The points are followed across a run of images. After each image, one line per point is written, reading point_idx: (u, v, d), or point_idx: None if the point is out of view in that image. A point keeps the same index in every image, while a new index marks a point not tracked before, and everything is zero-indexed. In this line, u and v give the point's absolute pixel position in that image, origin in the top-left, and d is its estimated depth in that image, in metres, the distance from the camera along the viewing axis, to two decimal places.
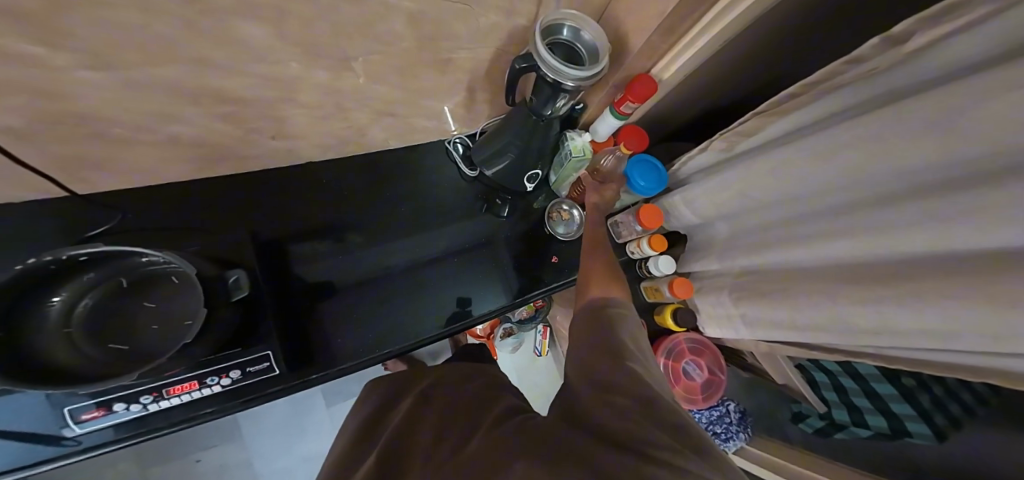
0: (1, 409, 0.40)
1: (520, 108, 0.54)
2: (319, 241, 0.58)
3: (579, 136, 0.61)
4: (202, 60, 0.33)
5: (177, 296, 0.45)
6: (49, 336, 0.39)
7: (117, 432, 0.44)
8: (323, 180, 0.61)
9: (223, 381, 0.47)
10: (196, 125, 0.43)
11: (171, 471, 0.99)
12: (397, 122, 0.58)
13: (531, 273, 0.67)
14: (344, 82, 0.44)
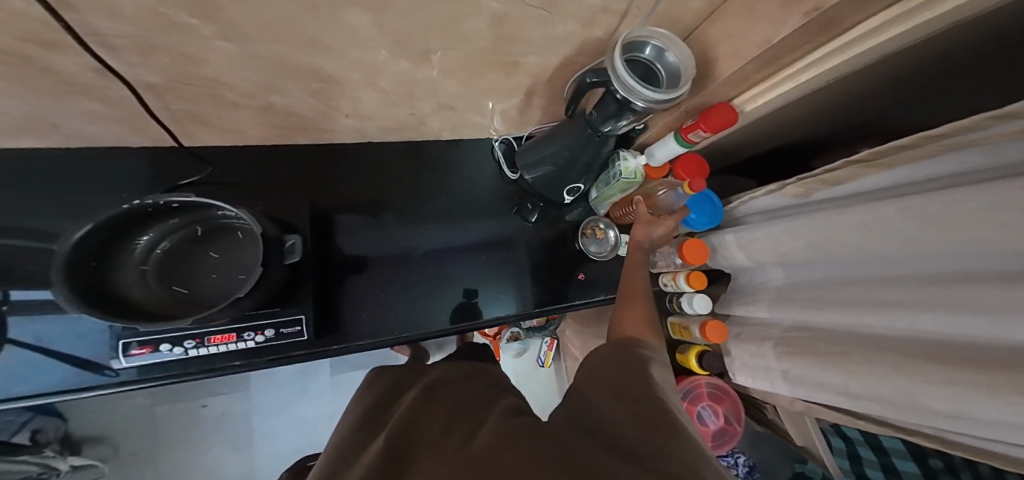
0: (71, 331, 0.45)
1: (577, 121, 0.54)
2: (360, 216, 0.61)
3: (634, 158, 0.60)
4: (305, 41, 0.35)
5: (241, 250, 0.49)
6: (129, 270, 0.44)
7: (157, 371, 0.46)
8: (374, 160, 0.64)
9: (258, 337, 0.48)
10: (284, 97, 0.46)
11: (180, 412, 1.05)
12: (456, 116, 0.60)
13: (555, 284, 0.67)
14: (419, 75, 0.46)
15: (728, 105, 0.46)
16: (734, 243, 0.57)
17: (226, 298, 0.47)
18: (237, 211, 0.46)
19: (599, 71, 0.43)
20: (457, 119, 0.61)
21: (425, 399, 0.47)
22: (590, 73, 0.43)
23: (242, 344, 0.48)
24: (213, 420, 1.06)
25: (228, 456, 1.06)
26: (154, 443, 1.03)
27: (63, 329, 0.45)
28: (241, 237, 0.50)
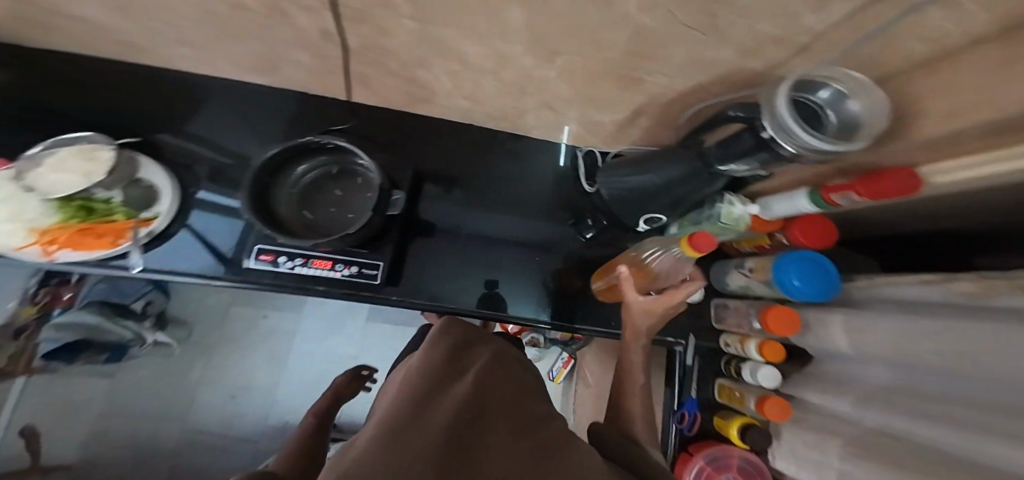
0: (229, 230, 0.61)
1: (691, 153, 0.51)
2: (442, 188, 0.69)
3: (740, 205, 0.57)
4: (457, 21, 0.40)
5: (357, 192, 0.60)
6: (283, 189, 0.58)
7: (269, 277, 0.59)
8: (469, 143, 0.72)
9: (346, 269, 0.60)
10: (420, 66, 0.52)
11: (243, 318, 1.17)
12: (558, 116, 0.62)
13: (598, 304, 0.68)
14: (540, 73, 0.48)
15: (913, 173, 0.34)
16: (837, 325, 0.50)
17: (337, 229, 0.58)
18: (371, 162, 0.57)
19: (747, 108, 0.39)
20: (552, 120, 0.64)
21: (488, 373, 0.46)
22: (736, 107, 0.40)
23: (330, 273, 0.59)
24: (265, 330, 1.17)
25: (269, 370, 1.15)
26: (213, 339, 1.15)
27: (226, 226, 0.62)
28: (361, 184, 0.60)
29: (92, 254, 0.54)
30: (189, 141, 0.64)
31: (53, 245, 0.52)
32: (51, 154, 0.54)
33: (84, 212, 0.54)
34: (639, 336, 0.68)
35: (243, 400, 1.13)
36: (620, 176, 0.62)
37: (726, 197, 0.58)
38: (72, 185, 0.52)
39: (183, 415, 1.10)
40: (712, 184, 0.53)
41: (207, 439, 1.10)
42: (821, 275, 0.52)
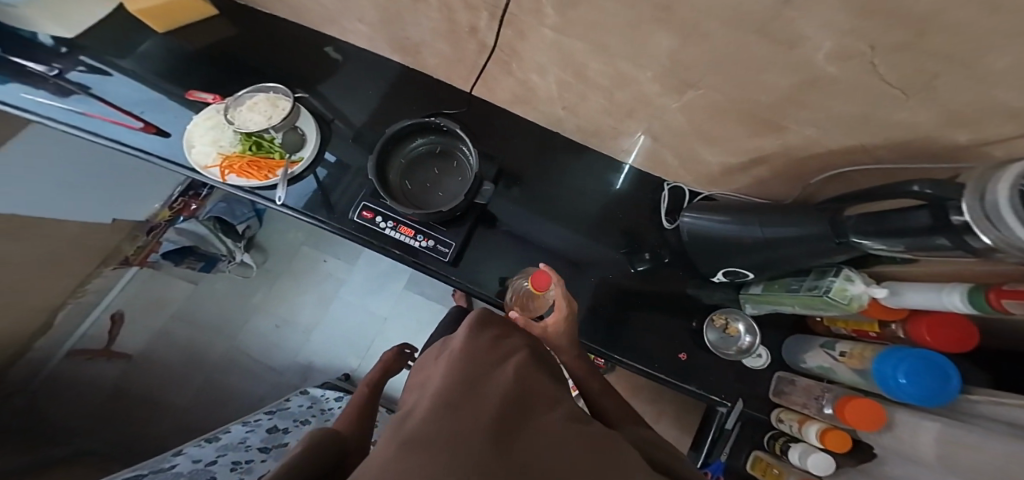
0: (336, 184, 0.67)
1: (826, 223, 0.45)
2: (522, 197, 0.74)
3: (858, 283, 0.53)
4: (592, 35, 0.41)
5: (452, 175, 0.63)
6: (393, 156, 0.62)
7: (360, 232, 0.65)
8: (555, 158, 0.75)
9: (422, 241, 0.63)
10: (537, 72, 0.53)
11: (306, 260, 1.24)
12: (658, 147, 0.61)
13: (644, 339, 0.71)
14: (656, 102, 0.48)
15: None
16: (929, 432, 0.45)
17: (426, 204, 0.61)
18: (475, 150, 0.61)
19: (931, 182, 0.30)
20: (649, 150, 0.63)
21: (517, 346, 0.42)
22: (924, 181, 0.31)
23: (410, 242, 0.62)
24: (320, 274, 1.23)
25: (313, 310, 1.21)
26: (279, 270, 1.24)
27: (333, 179, 0.67)
28: (455, 167, 0.63)
29: (247, 181, 0.64)
30: (319, 102, 0.72)
31: (228, 168, 0.64)
32: (250, 98, 0.67)
33: (257, 147, 0.66)
34: (690, 391, 0.68)
35: (286, 332, 1.20)
36: (716, 224, 0.60)
37: (842, 272, 0.54)
38: (253, 123, 0.64)
39: (234, 333, 1.20)
40: (817, 260, 0.49)
41: (246, 361, 1.18)
42: (934, 378, 0.45)
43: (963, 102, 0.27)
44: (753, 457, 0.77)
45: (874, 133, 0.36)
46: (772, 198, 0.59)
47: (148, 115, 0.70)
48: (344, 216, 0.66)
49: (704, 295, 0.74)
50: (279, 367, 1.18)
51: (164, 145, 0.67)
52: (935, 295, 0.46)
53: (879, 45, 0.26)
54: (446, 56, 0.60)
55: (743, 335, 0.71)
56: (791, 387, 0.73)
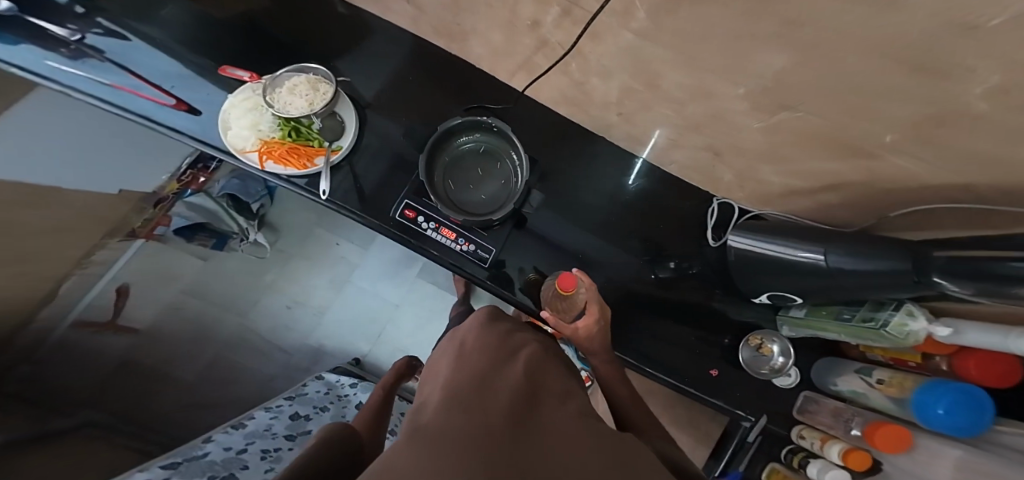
0: (381, 180, 0.66)
1: (908, 257, 0.42)
2: (565, 207, 0.75)
3: (921, 325, 0.52)
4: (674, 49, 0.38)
5: (495, 181, 0.60)
6: (436, 156, 0.60)
7: (401, 231, 0.65)
8: (599, 169, 0.76)
9: (462, 245, 0.62)
10: (596, 80, 0.50)
11: (319, 241, 1.20)
12: (713, 163, 0.58)
13: (673, 351, 0.74)
14: (728, 119, 0.45)
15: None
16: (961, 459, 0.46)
17: (468, 209, 0.59)
18: (527, 156, 0.62)
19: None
20: (700, 164, 0.60)
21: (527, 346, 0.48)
22: None
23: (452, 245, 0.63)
24: (332, 256, 1.20)
25: (324, 291, 1.19)
26: (290, 251, 1.20)
27: (376, 175, 0.66)
28: (500, 174, 0.60)
29: (285, 170, 0.61)
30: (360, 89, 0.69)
31: (267, 155, 0.60)
32: (289, 78, 0.61)
33: (295, 133, 0.62)
34: (713, 404, 0.71)
35: (298, 313, 1.19)
36: (774, 245, 0.62)
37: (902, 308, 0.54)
38: (294, 108, 0.59)
39: (245, 313, 1.18)
40: (892, 293, 0.48)
41: (255, 340, 1.17)
42: (974, 412, 0.44)
43: None
44: (769, 469, 0.77)
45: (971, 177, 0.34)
46: (820, 224, 0.60)
47: (176, 91, 0.66)
48: (383, 213, 0.65)
49: (732, 309, 0.76)
50: (290, 349, 1.18)
51: (194, 124, 0.65)
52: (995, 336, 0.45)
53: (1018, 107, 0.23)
54: (493, 56, 0.57)
55: (776, 355, 0.72)
56: (818, 407, 0.76)
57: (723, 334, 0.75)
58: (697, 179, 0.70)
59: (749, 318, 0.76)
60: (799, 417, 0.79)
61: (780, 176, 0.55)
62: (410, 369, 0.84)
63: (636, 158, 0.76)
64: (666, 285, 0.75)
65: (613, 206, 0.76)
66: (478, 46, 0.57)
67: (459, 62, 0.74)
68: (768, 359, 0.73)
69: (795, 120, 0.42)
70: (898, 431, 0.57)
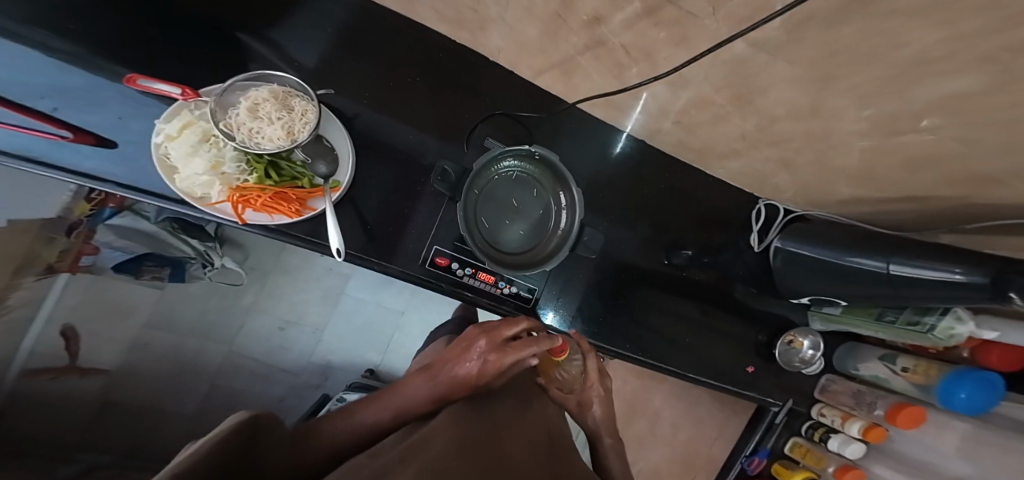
0: (404, 212, 0.58)
1: (921, 266, 0.46)
2: (607, 213, 0.67)
3: (960, 325, 0.53)
4: (798, 64, 0.33)
5: (539, 210, 0.60)
6: (475, 186, 0.57)
7: (434, 281, 0.59)
8: (637, 168, 0.69)
9: (507, 288, 0.61)
10: (676, 82, 0.45)
11: (298, 258, 1.10)
12: (774, 168, 0.55)
13: (716, 358, 0.72)
14: (823, 133, 0.41)
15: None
16: None
17: (513, 245, 0.59)
18: (578, 193, 0.59)
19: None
20: (760, 171, 0.58)
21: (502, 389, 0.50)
22: None
23: (494, 289, 0.60)
24: (320, 267, 1.11)
25: (318, 308, 1.11)
26: (267, 268, 1.09)
27: (393, 202, 0.58)
28: (539, 199, 0.60)
29: (273, 219, 0.50)
30: (365, 94, 0.58)
31: (244, 204, 0.48)
32: (248, 96, 0.47)
33: (274, 171, 0.49)
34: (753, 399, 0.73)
35: (292, 334, 1.11)
36: (818, 252, 0.59)
37: (951, 312, 0.53)
38: (270, 142, 0.46)
39: (232, 339, 1.07)
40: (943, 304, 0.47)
41: (251, 365, 1.08)
42: (986, 393, 0.55)
43: None
44: (792, 442, 0.82)
45: None
46: (867, 225, 0.57)
47: (63, 115, 0.48)
48: (413, 261, 0.58)
49: (762, 304, 0.73)
50: (294, 368, 1.11)
51: (113, 164, 0.50)
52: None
53: None
54: (547, 50, 0.49)
55: (807, 348, 0.72)
56: (839, 388, 0.76)
57: (757, 331, 0.74)
58: (743, 179, 0.65)
59: (779, 310, 0.74)
60: (820, 396, 0.79)
61: (851, 189, 0.51)
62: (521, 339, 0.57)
63: (672, 158, 0.69)
64: (679, 269, 0.70)
65: (648, 211, 0.69)
66: (530, 40, 0.49)
67: (470, 52, 0.62)
68: (798, 352, 0.73)
69: (907, 147, 0.37)
70: (916, 412, 0.63)
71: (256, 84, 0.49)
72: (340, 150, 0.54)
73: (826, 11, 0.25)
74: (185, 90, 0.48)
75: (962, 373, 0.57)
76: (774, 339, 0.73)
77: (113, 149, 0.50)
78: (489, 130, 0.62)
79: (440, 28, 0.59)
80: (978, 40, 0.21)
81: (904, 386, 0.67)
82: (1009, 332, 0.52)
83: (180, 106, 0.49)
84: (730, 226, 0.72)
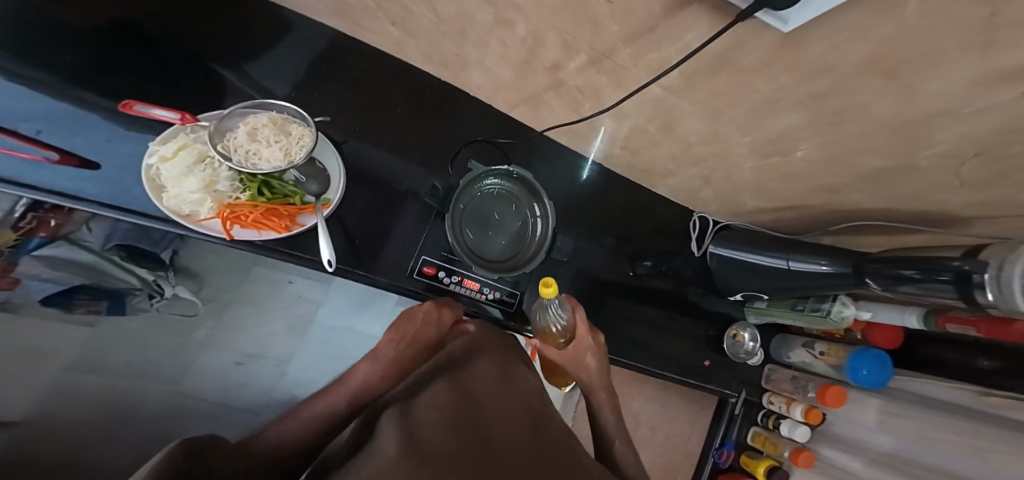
0: (397, 229, 0.65)
1: (814, 267, 0.60)
2: (573, 227, 0.77)
3: (846, 308, 0.67)
4: (691, 103, 0.45)
5: (514, 221, 0.68)
6: (458, 202, 0.65)
7: (424, 290, 0.65)
8: (595, 187, 0.79)
9: (490, 294, 0.68)
10: (614, 115, 0.56)
11: (262, 284, 0.98)
12: (700, 184, 0.67)
13: (677, 355, 0.81)
14: (731, 156, 0.54)
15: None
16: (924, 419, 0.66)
17: (493, 253, 0.66)
18: (550, 205, 0.67)
19: (967, 258, 0.43)
20: (688, 187, 0.71)
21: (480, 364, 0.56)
22: (962, 257, 0.43)
23: (478, 295, 0.67)
24: (291, 292, 1.01)
25: (284, 341, 1.03)
26: (226, 299, 0.96)
27: (386, 219, 0.64)
28: (514, 212, 0.68)
29: (261, 234, 0.53)
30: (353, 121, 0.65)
31: (233, 220, 0.51)
32: (247, 122, 0.53)
33: (267, 189, 0.54)
34: (710, 390, 0.82)
35: (250, 369, 1.01)
36: (738, 253, 0.72)
37: (839, 299, 0.67)
38: (267, 162, 0.51)
39: (179, 378, 0.96)
40: (828, 290, 0.60)
41: (201, 407, 0.98)
42: (881, 366, 0.68)
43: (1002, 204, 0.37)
44: (752, 432, 0.91)
45: (897, 203, 0.47)
46: (776, 230, 0.71)
47: (47, 138, 0.50)
48: (402, 273, 0.64)
49: (709, 304, 0.84)
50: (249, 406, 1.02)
51: (93, 184, 0.50)
52: (896, 313, 0.65)
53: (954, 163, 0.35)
54: (512, 85, 0.60)
55: (747, 341, 0.83)
56: (780, 375, 0.86)
57: (707, 327, 0.85)
58: (682, 196, 0.78)
59: (723, 309, 0.85)
60: (767, 385, 0.89)
61: (755, 201, 0.64)
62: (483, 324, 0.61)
63: (624, 178, 0.80)
64: (643, 279, 0.80)
65: (608, 223, 0.79)
66: (496, 77, 0.60)
67: (448, 87, 0.71)
68: (742, 344, 0.84)
69: (785, 163, 0.50)
70: (839, 389, 0.75)
71: (256, 111, 0.55)
72: (331, 171, 0.59)
73: (704, 67, 0.37)
74: (183, 116, 0.53)
75: (860, 352, 0.70)
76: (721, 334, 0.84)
77: (94, 170, 0.51)
78: (470, 154, 0.71)
79: (421, 66, 0.68)
80: (797, 85, 0.35)
81: (825, 369, 0.78)
82: (879, 312, 0.67)
83: (177, 130, 0.54)
84: (674, 237, 0.83)
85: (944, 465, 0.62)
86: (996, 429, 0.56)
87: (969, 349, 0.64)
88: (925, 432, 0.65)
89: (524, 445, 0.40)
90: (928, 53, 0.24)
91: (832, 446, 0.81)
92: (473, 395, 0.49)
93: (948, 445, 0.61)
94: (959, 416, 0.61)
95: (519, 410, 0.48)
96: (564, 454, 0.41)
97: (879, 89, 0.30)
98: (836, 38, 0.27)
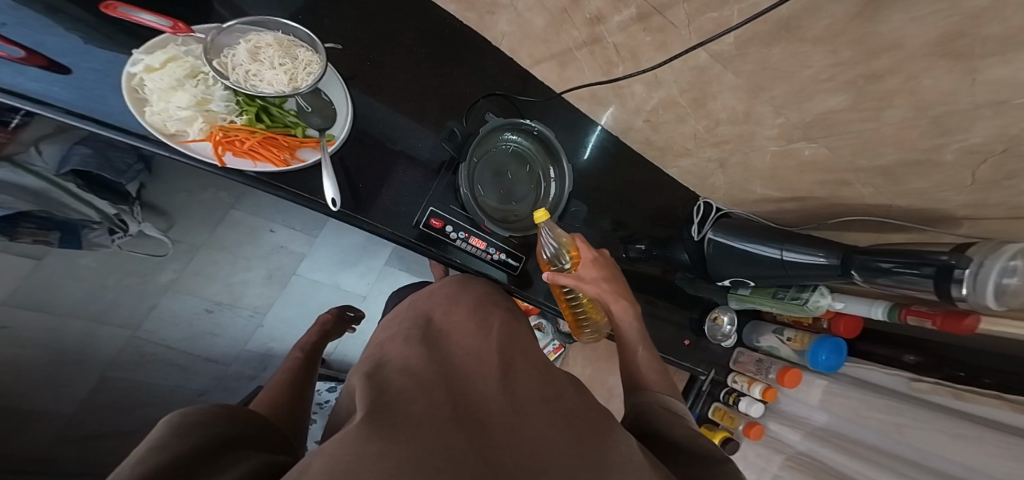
0: (410, 179, 0.63)
1: (810, 259, 0.62)
2: (584, 197, 0.77)
3: (822, 299, 0.71)
4: (734, 66, 0.47)
5: (525, 184, 0.67)
6: (473, 153, 0.62)
7: (427, 243, 0.63)
8: (610, 158, 0.80)
9: (495, 254, 0.68)
10: (646, 78, 0.57)
11: (242, 237, 0.89)
12: (712, 166, 0.70)
13: (663, 333, 0.85)
14: (756, 138, 0.57)
15: (975, 316, 0.54)
16: (855, 400, 0.75)
17: (501, 213, 0.65)
18: (567, 169, 0.67)
19: (954, 253, 0.45)
20: (701, 170, 0.73)
21: (461, 314, 0.58)
22: (946, 252, 0.46)
23: (484, 254, 0.68)
24: (265, 246, 0.93)
25: (261, 290, 0.94)
26: (197, 241, 0.85)
27: (401, 167, 0.63)
28: (527, 174, 0.68)
29: (256, 165, 0.49)
30: (371, 56, 0.62)
31: (226, 145, 0.47)
32: (249, 39, 0.47)
33: (267, 116, 0.49)
34: (687, 367, 0.87)
35: (223, 318, 0.91)
36: (734, 242, 0.75)
37: (817, 289, 0.72)
38: (268, 85, 0.47)
39: (138, 322, 0.81)
40: (814, 282, 0.64)
41: (165, 355, 0.85)
42: (835, 356, 0.75)
43: (982, 198, 0.41)
44: (712, 408, 0.96)
45: (889, 198, 0.51)
46: (778, 222, 0.73)
47: (11, 31, 0.43)
48: (408, 224, 0.62)
49: (695, 289, 0.87)
50: (221, 359, 0.93)
51: (63, 87, 0.43)
52: (865, 305, 0.68)
53: (965, 154, 0.38)
54: (546, 38, 0.60)
55: (726, 324, 0.88)
56: (746, 358, 0.91)
57: (694, 309, 0.89)
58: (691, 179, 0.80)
59: (707, 295, 0.88)
60: (733, 367, 0.94)
61: (763, 188, 0.66)
62: (458, 289, 0.63)
63: (638, 154, 0.81)
64: (633, 262, 0.81)
65: (616, 198, 0.80)
66: (532, 23, 0.59)
67: (471, 34, 0.69)
68: (720, 327, 0.88)
69: (801, 149, 0.53)
70: (795, 373, 0.82)
71: (258, 28, 0.49)
72: (337, 104, 0.55)
73: (764, 33, 0.40)
74: (177, 24, 0.47)
75: (821, 340, 0.76)
76: (703, 316, 0.88)
77: (64, 75, 0.44)
78: (489, 106, 0.69)
79: (450, 7, 0.66)
80: (854, 61, 0.37)
81: (790, 353, 0.84)
82: (850, 303, 0.71)
83: (166, 39, 0.47)
84: (676, 220, 0.84)
85: (881, 443, 0.70)
86: (921, 410, 0.64)
87: (898, 346, 0.71)
88: (859, 411, 0.74)
89: (502, 399, 0.42)
90: (1017, 34, 0.25)
91: (782, 421, 0.89)
92: (441, 355, 0.50)
93: (877, 422, 0.70)
94: (891, 398, 0.69)
95: (495, 359, 0.49)
96: (542, 403, 0.44)
97: (926, 60, 0.32)
98: (919, 10, 0.28)
